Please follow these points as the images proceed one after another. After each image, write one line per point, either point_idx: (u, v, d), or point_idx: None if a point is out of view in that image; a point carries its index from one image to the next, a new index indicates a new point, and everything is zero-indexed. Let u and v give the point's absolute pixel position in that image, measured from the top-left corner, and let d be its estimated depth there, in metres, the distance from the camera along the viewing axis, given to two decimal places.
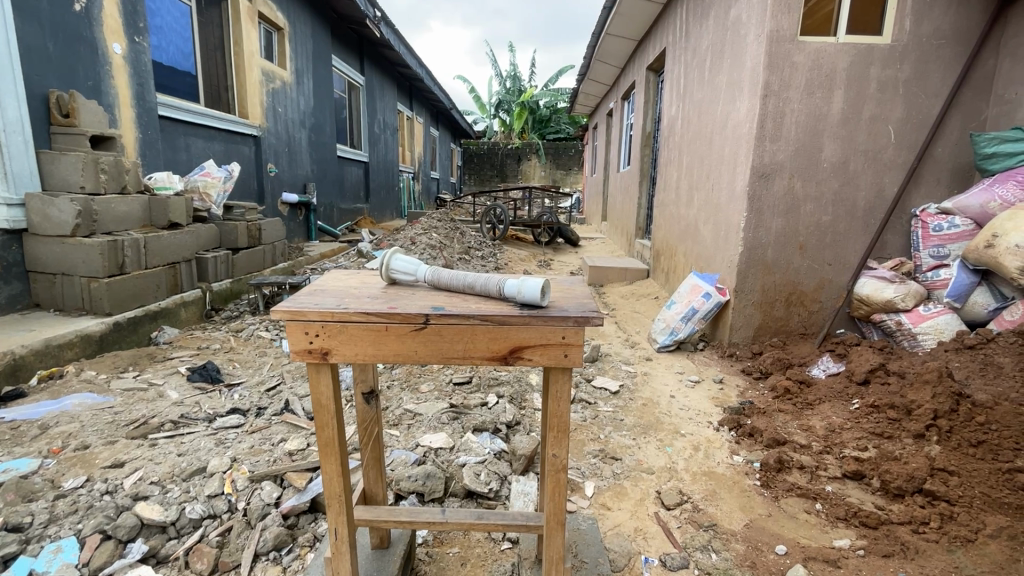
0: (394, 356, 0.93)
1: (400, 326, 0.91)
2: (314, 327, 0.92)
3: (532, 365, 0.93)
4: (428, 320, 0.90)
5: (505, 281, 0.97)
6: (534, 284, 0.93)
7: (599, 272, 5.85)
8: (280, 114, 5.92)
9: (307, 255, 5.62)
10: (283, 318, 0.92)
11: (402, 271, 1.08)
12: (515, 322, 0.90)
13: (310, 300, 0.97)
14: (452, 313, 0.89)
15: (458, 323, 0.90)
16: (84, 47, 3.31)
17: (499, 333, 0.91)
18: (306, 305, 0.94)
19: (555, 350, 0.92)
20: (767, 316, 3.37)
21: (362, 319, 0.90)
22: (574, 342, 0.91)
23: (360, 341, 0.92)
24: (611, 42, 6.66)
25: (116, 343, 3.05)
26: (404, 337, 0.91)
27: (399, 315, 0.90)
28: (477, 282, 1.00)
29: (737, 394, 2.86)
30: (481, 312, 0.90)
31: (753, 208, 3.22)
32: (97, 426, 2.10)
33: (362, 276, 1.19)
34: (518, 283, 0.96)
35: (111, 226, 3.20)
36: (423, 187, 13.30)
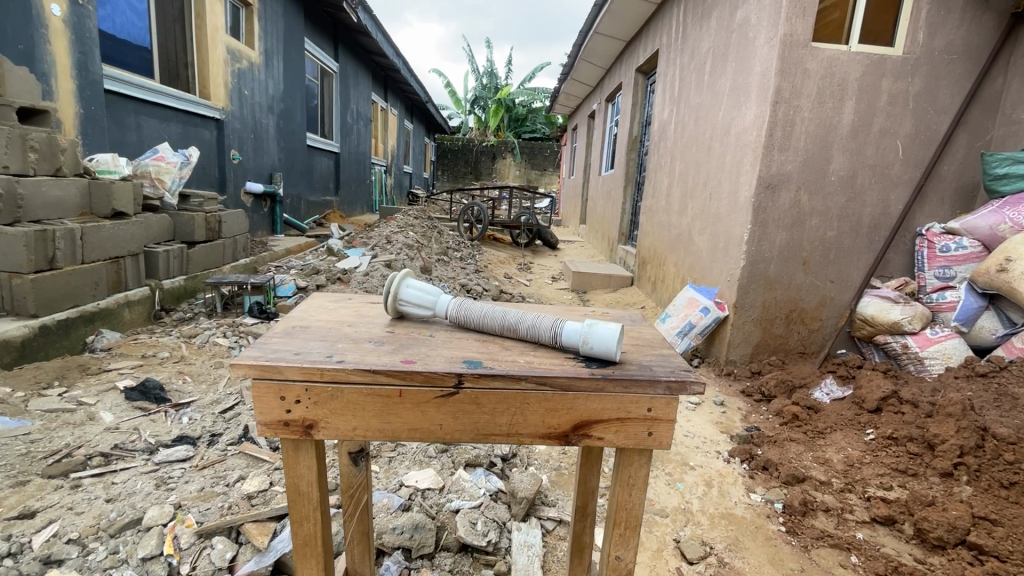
0: (409, 430, 0.71)
1: (419, 391, 0.68)
2: (294, 392, 0.68)
3: (603, 444, 0.74)
4: (460, 382, 0.68)
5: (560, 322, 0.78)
6: (604, 330, 0.74)
7: (583, 278, 5.65)
8: (246, 97, 5.46)
9: (271, 251, 5.19)
10: (248, 379, 0.67)
11: (419, 305, 0.88)
12: (582, 390, 0.70)
13: (288, 347, 0.72)
14: (495, 376, 0.68)
15: (500, 389, 0.69)
16: (15, 5, 2.84)
17: (561, 405, 0.71)
18: (283, 356, 0.69)
19: (637, 427, 0.74)
20: (766, 334, 3.20)
21: (366, 383, 0.68)
22: (663, 417, 0.72)
23: (361, 412, 0.69)
24: (598, 42, 6.47)
25: (41, 350, 2.62)
26: (424, 406, 0.70)
27: (419, 377, 0.67)
28: (525, 325, 0.81)
29: (741, 419, 2.68)
30: (535, 373, 0.68)
31: (759, 220, 3.06)
32: (5, 460, 1.72)
33: (353, 310, 0.94)
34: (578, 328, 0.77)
35: (40, 213, 2.75)
36: (395, 181, 12.83)
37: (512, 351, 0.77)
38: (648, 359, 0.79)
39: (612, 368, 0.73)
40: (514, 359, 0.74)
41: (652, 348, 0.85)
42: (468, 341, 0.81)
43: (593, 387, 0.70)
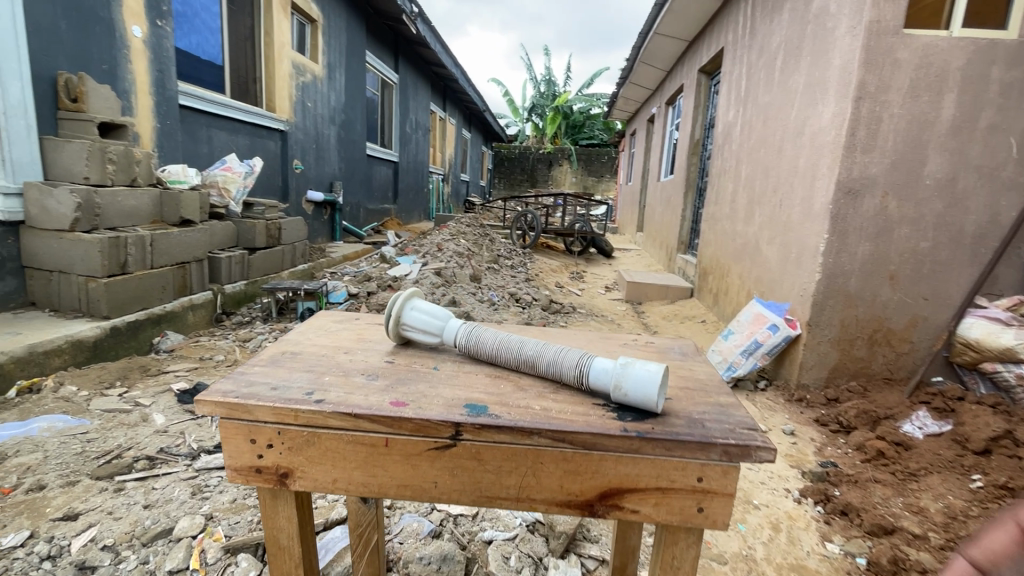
0: (397, 480, 0.73)
1: (407, 439, 0.71)
2: (267, 439, 0.73)
3: (629, 514, 0.72)
4: (458, 433, 0.70)
5: (585, 360, 0.79)
6: (640, 368, 0.72)
7: (637, 289, 5.40)
8: (310, 109, 5.67)
9: (329, 257, 5.34)
10: (222, 424, 0.73)
11: (424, 332, 0.94)
12: (605, 453, 0.69)
13: (265, 381, 0.78)
14: (496, 429, 0.69)
15: (505, 443, 0.70)
16: (101, 28, 3.05)
17: (580, 469, 0.71)
18: (255, 396, 0.74)
19: (685, 500, 0.70)
20: (845, 356, 2.86)
21: (348, 433, 0.72)
22: (716, 490, 0.70)
23: (340, 459, 0.73)
24: (659, 43, 6.22)
25: (112, 350, 2.75)
26: (413, 456, 0.72)
27: (410, 425, 0.70)
28: (551, 364, 0.82)
29: (815, 452, 2.36)
30: (551, 428, 0.68)
31: (837, 229, 2.74)
32: (63, 458, 1.80)
33: (357, 333, 1.05)
34: (603, 366, 0.77)
35: (116, 221, 2.91)
36: (452, 190, 13.00)
37: (518, 396, 0.78)
38: (709, 418, 0.73)
39: (652, 428, 0.70)
40: (545, 411, 0.73)
41: (700, 392, 0.83)
42: (479, 377, 0.84)
43: (622, 453, 0.69)
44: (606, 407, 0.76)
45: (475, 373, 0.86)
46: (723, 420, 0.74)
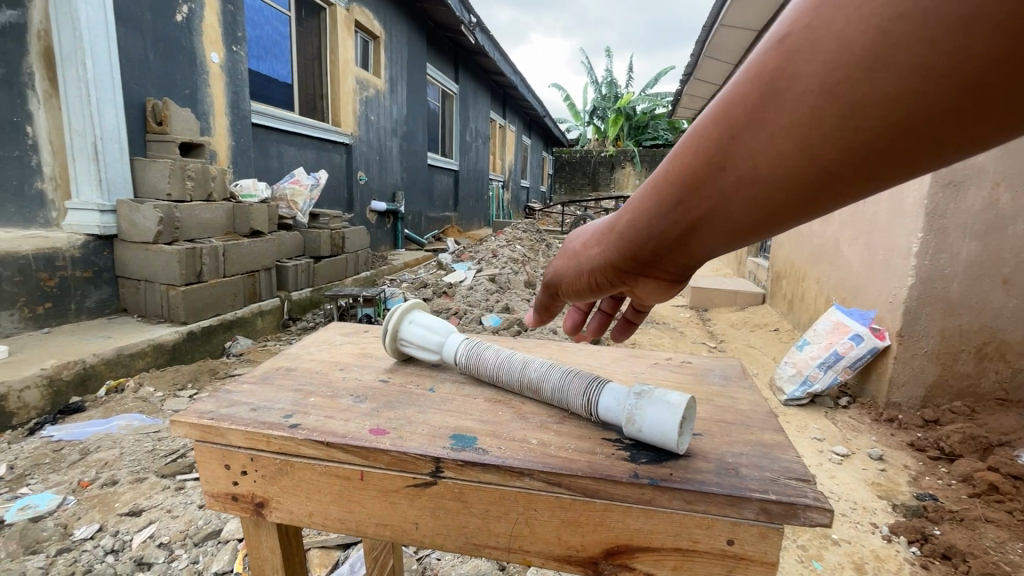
0: (371, 514, 0.74)
1: (382, 471, 0.71)
2: (240, 465, 0.77)
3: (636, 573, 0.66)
4: (438, 470, 0.69)
5: (592, 390, 0.77)
6: (656, 403, 0.69)
7: (703, 294, 5.10)
8: (373, 122, 5.89)
9: (390, 264, 5.51)
10: (198, 448, 0.78)
11: (421, 347, 0.99)
12: (606, 501, 0.65)
13: (247, 403, 0.83)
14: (479, 466, 0.67)
15: (492, 485, 0.68)
16: (183, 56, 3.30)
17: (577, 521, 0.66)
18: (231, 416, 0.78)
19: (713, 566, 0.64)
20: (946, 372, 2.50)
21: (322, 466, 0.73)
22: (753, 558, 0.62)
23: (315, 489, 0.75)
24: (726, 36, 5.88)
25: (188, 353, 2.95)
26: (389, 489, 0.72)
27: (385, 459, 0.70)
28: (557, 392, 0.82)
29: (909, 482, 2.06)
30: (541, 470, 0.65)
31: (935, 227, 2.40)
32: (136, 454, 1.93)
33: (358, 350, 1.13)
34: (613, 397, 0.75)
35: (193, 233, 3.13)
36: (512, 196, 13.07)
37: (512, 426, 0.78)
38: (748, 466, 0.68)
39: (668, 475, 0.64)
40: (542, 449, 0.71)
41: (737, 428, 0.79)
42: (477, 403, 0.86)
43: (630, 504, 0.64)
44: (616, 448, 0.72)
45: (473, 398, 0.88)
46: (761, 468, 0.67)
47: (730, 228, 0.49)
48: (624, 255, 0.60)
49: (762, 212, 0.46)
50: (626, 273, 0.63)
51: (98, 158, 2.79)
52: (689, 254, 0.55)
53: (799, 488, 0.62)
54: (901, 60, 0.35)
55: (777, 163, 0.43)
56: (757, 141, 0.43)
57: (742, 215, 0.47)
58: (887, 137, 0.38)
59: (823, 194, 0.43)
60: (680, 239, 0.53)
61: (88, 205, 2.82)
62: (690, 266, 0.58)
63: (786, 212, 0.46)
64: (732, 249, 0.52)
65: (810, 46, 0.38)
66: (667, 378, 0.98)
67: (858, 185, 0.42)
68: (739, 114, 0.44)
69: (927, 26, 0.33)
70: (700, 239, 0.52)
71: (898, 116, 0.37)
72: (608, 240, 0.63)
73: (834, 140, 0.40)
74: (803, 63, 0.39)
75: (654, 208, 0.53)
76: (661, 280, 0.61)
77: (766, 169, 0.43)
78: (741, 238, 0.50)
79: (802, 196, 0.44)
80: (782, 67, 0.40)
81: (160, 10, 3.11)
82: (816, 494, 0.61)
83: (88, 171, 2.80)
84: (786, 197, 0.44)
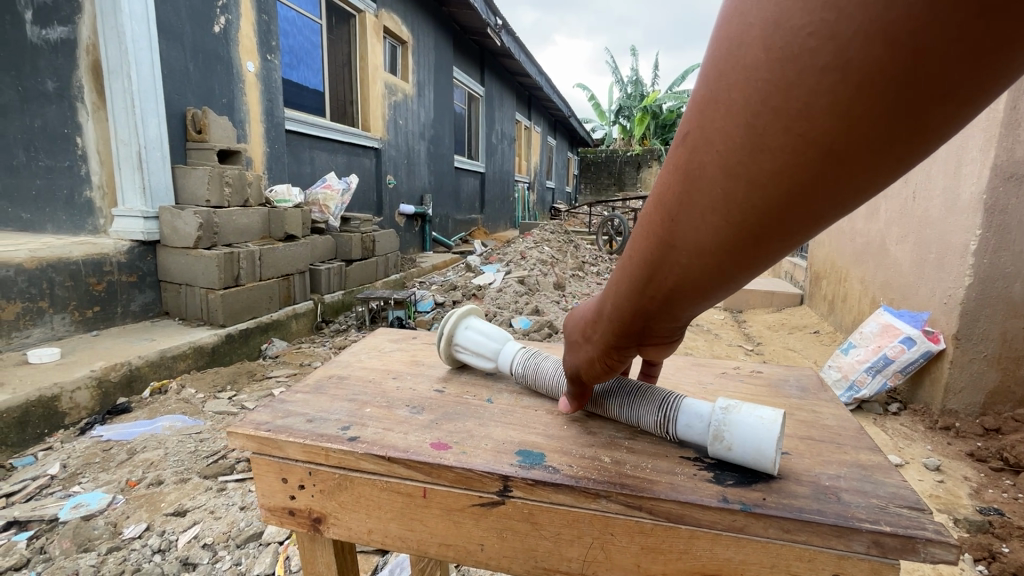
0: (426, 529, 0.79)
1: (445, 489, 0.76)
2: (298, 479, 0.83)
3: None
4: (507, 489, 0.73)
5: (669, 410, 0.81)
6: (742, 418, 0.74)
7: (738, 295, 4.95)
8: (401, 126, 5.95)
9: (419, 267, 5.55)
10: (257, 462, 0.84)
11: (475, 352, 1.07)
12: (679, 531, 0.68)
13: (303, 413, 0.91)
14: (545, 484, 0.71)
15: (566, 506, 0.71)
16: (220, 66, 3.39)
17: (649, 544, 0.69)
18: (289, 429, 0.84)
19: None
20: (1008, 378, 2.34)
21: (384, 485, 0.79)
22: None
23: (375, 505, 0.80)
24: None
25: (226, 355, 3.01)
26: (450, 507, 0.77)
27: (450, 475, 0.74)
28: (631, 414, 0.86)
29: (971, 495, 1.93)
30: (620, 493, 0.68)
31: (994, 223, 2.26)
32: (179, 455, 1.97)
33: (409, 357, 1.24)
34: (690, 414, 0.79)
35: (231, 237, 3.20)
36: (538, 197, 13.02)
37: (580, 442, 0.82)
38: (850, 491, 0.70)
39: (763, 500, 0.67)
40: (618, 468, 0.75)
41: (829, 446, 0.83)
42: (541, 414, 0.93)
43: (719, 530, 0.66)
44: (698, 468, 0.75)
45: (535, 409, 0.95)
46: (866, 494, 0.69)
47: (702, 290, 0.52)
48: (617, 331, 0.64)
49: (722, 274, 0.49)
50: (626, 345, 0.66)
51: (142, 166, 2.88)
52: (681, 314, 0.57)
53: (920, 520, 0.63)
54: (773, 140, 0.38)
55: (712, 237, 0.45)
56: (690, 226, 0.46)
57: (704, 280, 0.50)
58: (799, 193, 0.40)
59: (770, 247, 0.45)
60: (663, 304, 0.56)
61: (133, 212, 2.92)
62: (686, 320, 0.60)
63: (747, 265, 0.47)
64: (715, 299, 0.54)
65: (702, 143, 0.42)
66: (738, 391, 1.06)
67: (800, 232, 0.44)
68: (666, 207, 0.47)
69: (783, 110, 0.37)
70: (684, 300, 0.54)
71: (800, 174, 0.39)
72: (597, 324, 0.67)
73: (755, 212, 0.42)
74: (698, 163, 0.43)
75: (631, 291, 0.57)
76: (660, 339, 0.64)
77: (706, 244, 0.46)
78: (719, 291, 0.52)
79: (752, 253, 0.46)
80: (686, 164, 0.44)
81: (199, 22, 3.20)
82: (936, 527, 0.62)
83: (132, 179, 2.90)
84: (737, 258, 0.46)
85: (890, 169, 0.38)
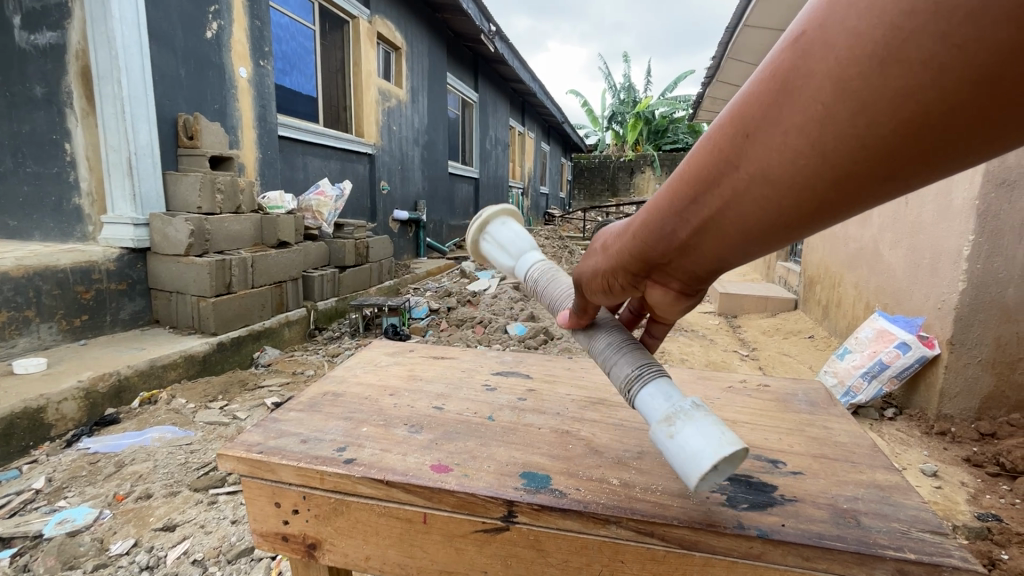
0: (421, 553, 0.83)
1: (447, 514, 0.80)
2: (293, 503, 0.87)
3: None
4: (511, 514, 0.76)
5: (643, 376, 0.80)
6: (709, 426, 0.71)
7: (732, 300, 4.97)
8: (395, 132, 5.93)
9: (413, 273, 5.52)
10: (250, 487, 0.88)
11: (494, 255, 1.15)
12: (672, 552, 0.72)
13: (297, 433, 0.95)
14: (550, 506, 0.74)
15: (574, 532, 0.75)
16: (213, 72, 3.36)
17: (645, 561, 0.73)
18: (283, 451, 0.88)
19: None
20: (1002, 383, 2.35)
21: (383, 510, 0.82)
22: None
23: (371, 529, 0.84)
24: (748, 39, 5.72)
25: (218, 364, 2.96)
26: (445, 529, 0.81)
27: (452, 500, 0.78)
28: (607, 359, 0.87)
29: (969, 501, 1.92)
30: (625, 516, 0.72)
31: (988, 229, 2.27)
32: (169, 467, 1.93)
33: (407, 372, 1.26)
34: (661, 391, 0.78)
35: (223, 245, 3.15)
36: (531, 203, 13.03)
37: (587, 463, 0.86)
38: (870, 514, 0.75)
39: (778, 525, 0.71)
40: (627, 491, 0.78)
41: (845, 465, 0.88)
42: (543, 432, 0.96)
43: (734, 558, 0.71)
44: (710, 491, 0.79)
45: (538, 428, 0.98)
46: (886, 517, 0.74)
47: (738, 225, 0.61)
48: (640, 251, 0.72)
49: (764, 210, 0.57)
50: (644, 270, 0.75)
51: (132, 173, 2.83)
52: (700, 252, 0.67)
53: (943, 545, 0.68)
54: (876, 91, 0.45)
55: (779, 167, 0.54)
56: (771, 137, 0.53)
57: (747, 211, 0.59)
58: (870, 151, 0.48)
59: (828, 186, 0.53)
60: (697, 233, 0.65)
61: (122, 219, 2.87)
62: (702, 267, 0.69)
63: (787, 211, 0.57)
64: (737, 249, 0.64)
65: (813, 56, 0.49)
66: (746, 407, 1.11)
67: (846, 194, 0.53)
68: (755, 114, 0.54)
69: (908, 37, 0.43)
70: (713, 233, 0.64)
71: (879, 134, 0.47)
72: (625, 242, 0.75)
73: (836, 135, 0.49)
74: (805, 74, 0.49)
75: (673, 207, 0.65)
76: (675, 276, 0.73)
77: (770, 172, 0.55)
78: (747, 237, 0.61)
79: (800, 199, 0.55)
80: (791, 75, 0.51)
81: (191, 28, 3.18)
82: (960, 553, 0.66)
83: (122, 186, 2.85)
84: (784, 198, 0.55)
85: (960, 138, 0.46)
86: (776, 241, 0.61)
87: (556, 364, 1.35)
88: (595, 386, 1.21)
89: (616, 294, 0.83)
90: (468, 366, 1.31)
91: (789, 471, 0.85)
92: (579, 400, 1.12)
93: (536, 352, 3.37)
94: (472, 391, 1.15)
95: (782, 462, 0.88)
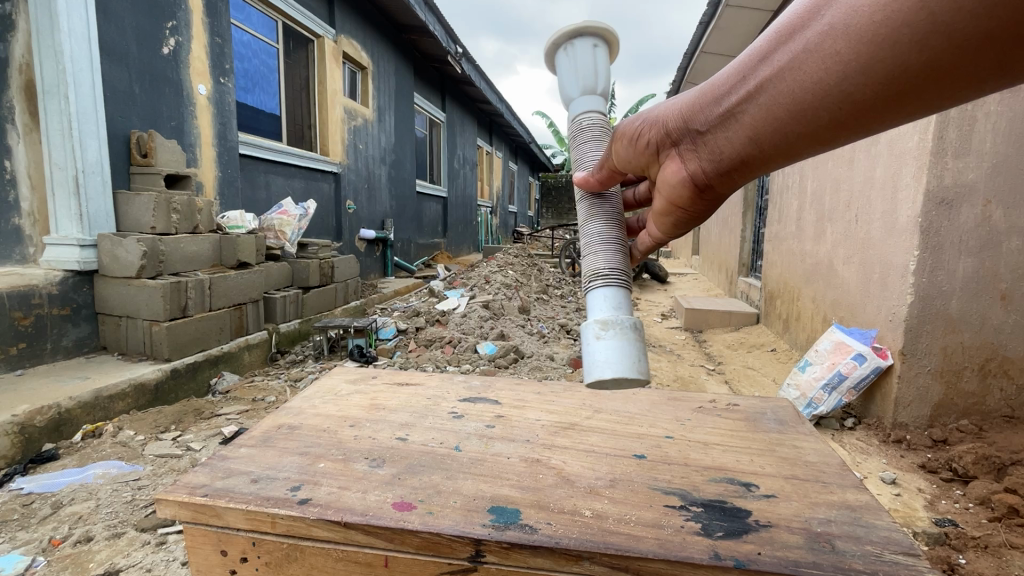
0: None
1: (410, 556, 0.76)
2: (245, 548, 0.82)
3: None
4: (479, 554, 0.74)
5: (608, 278, 1.10)
6: (603, 342, 1.01)
7: (697, 314, 5.09)
8: (361, 150, 5.85)
9: (380, 293, 5.42)
10: (193, 532, 0.83)
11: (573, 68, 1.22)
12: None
13: (248, 472, 0.89)
14: (520, 542, 0.72)
15: (544, 570, 0.73)
16: (170, 89, 3.26)
17: None
18: (236, 492, 0.83)
19: None
20: (950, 391, 2.46)
21: (339, 554, 0.78)
22: None
23: (324, 570, 0.80)
24: (706, 63, 5.93)
25: (171, 392, 2.80)
26: (404, 572, 0.77)
27: (416, 541, 0.75)
28: (593, 247, 1.15)
29: (926, 506, 1.98)
30: (600, 551, 0.71)
31: (930, 244, 2.40)
32: (113, 506, 1.80)
33: (369, 402, 1.21)
34: (612, 299, 1.09)
35: (178, 266, 3.00)
36: (501, 221, 13.09)
37: (558, 494, 0.84)
38: (843, 537, 0.75)
39: (750, 555, 0.71)
40: (600, 523, 0.77)
41: (817, 487, 0.88)
42: (513, 462, 0.94)
43: None
44: (684, 519, 0.78)
45: (507, 458, 0.95)
46: (859, 540, 0.75)
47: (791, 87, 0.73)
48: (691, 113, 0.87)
49: (834, 66, 0.67)
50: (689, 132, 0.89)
51: (79, 191, 2.69)
52: (748, 108, 0.79)
53: (915, 567, 0.69)
54: None
55: (862, 20, 0.63)
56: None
57: (803, 73, 0.71)
58: (952, 13, 0.57)
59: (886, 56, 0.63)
60: (760, 89, 0.77)
61: (67, 240, 2.71)
62: (743, 135, 0.82)
63: (847, 66, 0.66)
64: (783, 112, 0.75)
65: None
66: (717, 427, 1.11)
67: (907, 67, 0.62)
68: None
69: None
70: (772, 84, 0.75)
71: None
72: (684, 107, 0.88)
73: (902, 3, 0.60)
74: None
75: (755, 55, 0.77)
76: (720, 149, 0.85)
77: (847, 25, 0.65)
78: (799, 97, 0.72)
79: (861, 59, 0.65)
80: None
81: (148, 44, 3.08)
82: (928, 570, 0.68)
83: (67, 205, 2.70)
84: (847, 58, 0.66)
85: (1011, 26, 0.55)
86: (815, 118, 0.73)
87: (525, 388, 1.33)
88: (565, 409, 1.19)
89: (649, 156, 0.97)
90: (435, 393, 1.27)
91: (762, 495, 0.85)
92: (549, 426, 1.10)
93: (506, 370, 3.37)
94: (438, 419, 1.11)
95: (754, 485, 0.89)
